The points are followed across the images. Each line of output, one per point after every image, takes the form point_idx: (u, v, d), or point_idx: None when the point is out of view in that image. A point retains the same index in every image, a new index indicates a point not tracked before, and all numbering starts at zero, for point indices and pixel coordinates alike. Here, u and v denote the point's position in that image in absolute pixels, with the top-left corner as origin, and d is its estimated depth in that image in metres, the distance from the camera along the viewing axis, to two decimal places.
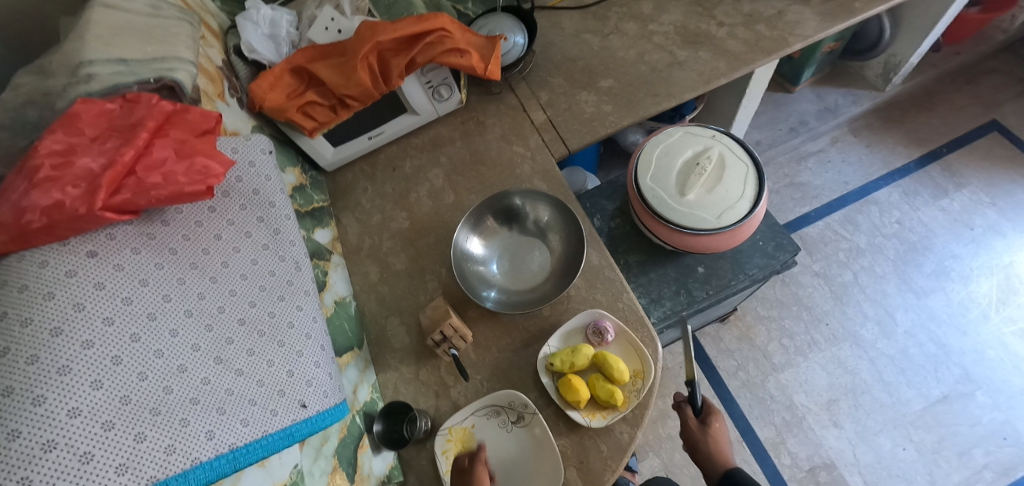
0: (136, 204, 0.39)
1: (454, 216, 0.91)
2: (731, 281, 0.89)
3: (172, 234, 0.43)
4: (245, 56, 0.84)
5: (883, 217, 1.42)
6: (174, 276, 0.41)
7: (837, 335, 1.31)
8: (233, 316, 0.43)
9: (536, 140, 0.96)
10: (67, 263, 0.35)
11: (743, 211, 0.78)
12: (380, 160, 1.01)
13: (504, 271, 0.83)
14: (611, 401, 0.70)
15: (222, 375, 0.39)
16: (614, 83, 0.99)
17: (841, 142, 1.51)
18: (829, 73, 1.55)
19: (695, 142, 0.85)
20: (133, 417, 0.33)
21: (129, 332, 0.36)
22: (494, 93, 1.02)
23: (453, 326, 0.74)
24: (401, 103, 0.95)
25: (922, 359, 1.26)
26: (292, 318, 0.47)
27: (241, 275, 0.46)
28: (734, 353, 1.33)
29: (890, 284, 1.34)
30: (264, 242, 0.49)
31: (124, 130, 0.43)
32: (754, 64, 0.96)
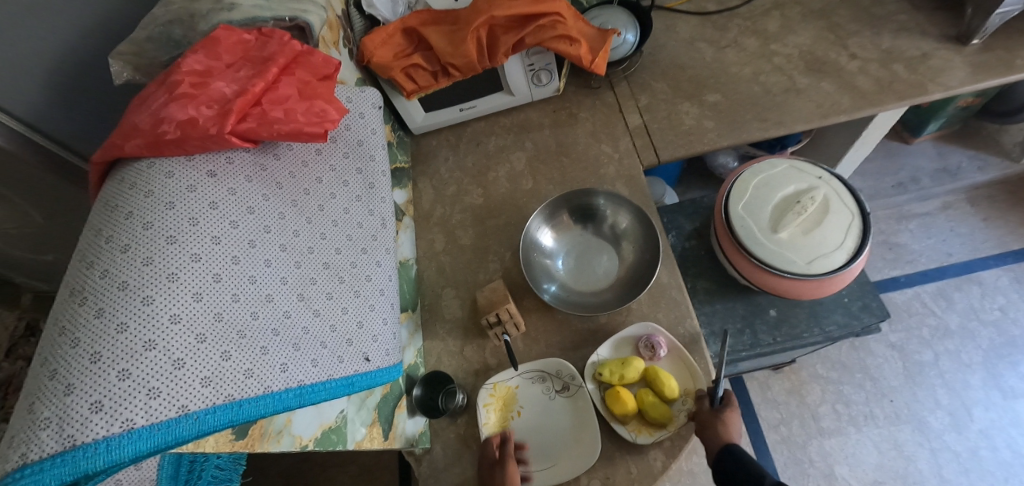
0: (258, 134, 0.40)
1: (528, 203, 0.90)
2: (802, 332, 0.83)
3: (282, 169, 0.44)
4: (362, 10, 0.87)
5: (984, 300, 1.27)
6: (276, 209, 0.42)
7: (900, 414, 1.20)
8: (320, 259, 0.44)
9: (626, 143, 0.93)
10: (189, 178, 0.37)
11: (838, 262, 0.72)
12: (466, 133, 1.01)
13: (568, 269, 0.81)
14: (659, 419, 0.67)
15: (301, 312, 0.40)
16: (720, 99, 0.93)
17: (953, 209, 1.37)
18: (958, 131, 1.39)
19: (798, 178, 0.79)
20: (223, 336, 0.34)
21: (231, 254, 0.37)
22: (592, 87, 1.00)
23: (509, 311, 0.75)
24: (499, 81, 0.95)
25: (994, 464, 1.14)
26: (369, 272, 0.48)
27: (333, 221, 0.47)
28: (780, 405, 1.25)
29: (975, 374, 1.21)
30: (358, 194, 0.50)
31: (256, 62, 0.44)
32: (882, 107, 0.88)
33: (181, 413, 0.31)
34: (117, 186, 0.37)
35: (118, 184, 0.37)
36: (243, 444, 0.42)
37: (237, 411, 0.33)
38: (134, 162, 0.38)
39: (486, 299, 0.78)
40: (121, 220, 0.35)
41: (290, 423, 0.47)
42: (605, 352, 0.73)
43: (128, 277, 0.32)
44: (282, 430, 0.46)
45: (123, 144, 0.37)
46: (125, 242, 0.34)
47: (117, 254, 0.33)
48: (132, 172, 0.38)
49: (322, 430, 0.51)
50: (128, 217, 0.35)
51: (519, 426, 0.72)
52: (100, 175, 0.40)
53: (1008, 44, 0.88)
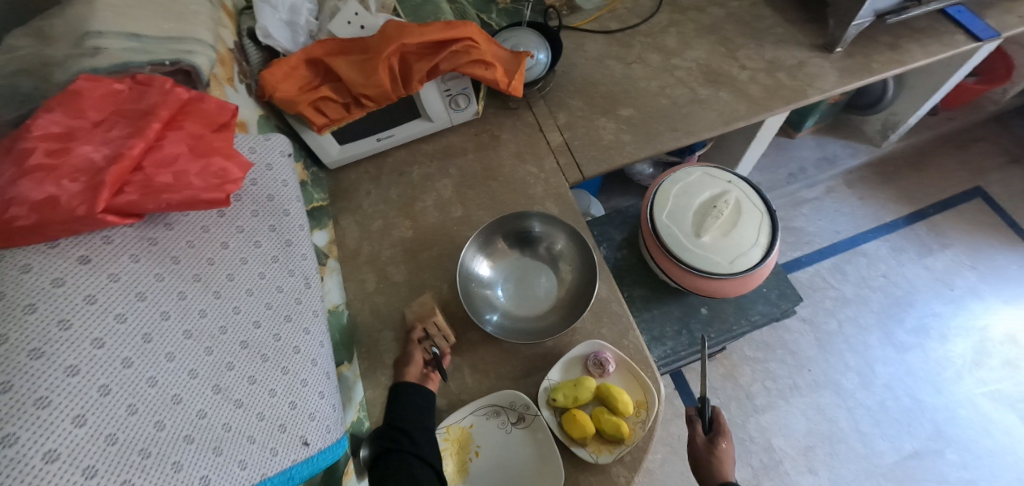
0: (143, 207, 0.35)
1: (461, 231, 0.88)
2: (733, 325, 0.88)
3: (175, 241, 0.38)
4: (258, 41, 0.80)
5: (870, 269, 1.45)
6: (174, 290, 0.36)
7: (818, 382, 1.32)
8: (235, 339, 0.39)
9: (551, 162, 0.94)
10: (56, 271, 0.31)
11: (756, 259, 0.77)
12: (387, 163, 0.97)
13: (509, 296, 0.80)
14: (617, 435, 0.67)
15: (219, 408, 0.35)
16: (634, 113, 0.97)
17: (836, 192, 1.54)
18: (830, 124, 1.58)
19: (712, 184, 0.84)
20: (120, 460, 0.29)
21: (120, 356, 0.31)
22: (511, 108, 1.00)
23: (438, 324, 0.75)
24: (416, 108, 0.92)
25: (898, 412, 1.29)
26: (298, 342, 0.43)
27: (246, 291, 0.41)
28: (718, 390, 1.33)
29: (872, 336, 1.37)
30: (274, 254, 0.45)
31: (133, 116, 0.38)
32: (773, 111, 0.96)
33: None
34: None
35: None
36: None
37: None
38: None
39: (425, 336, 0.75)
40: None
41: None
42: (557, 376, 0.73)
43: None
44: None
45: None
46: None
47: None
48: None
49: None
50: None
51: (478, 467, 0.70)
52: None
53: (864, 50, 1.01)
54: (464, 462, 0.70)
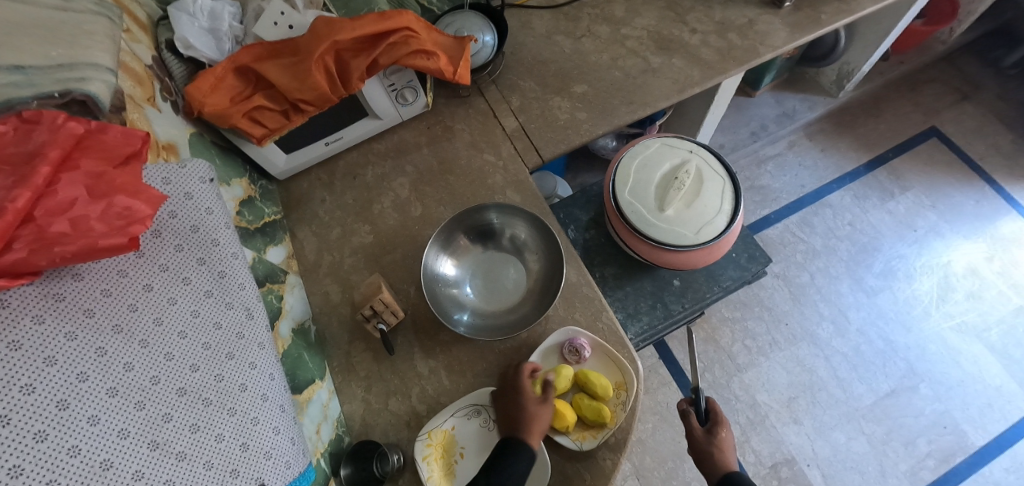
0: (37, 264, 0.33)
1: (422, 230, 0.85)
2: (705, 294, 0.88)
3: (86, 294, 0.39)
4: (180, 53, 0.74)
5: (836, 219, 1.47)
6: (93, 350, 0.37)
7: (796, 334, 1.35)
8: (169, 389, 0.40)
9: (507, 148, 0.91)
10: None
11: (721, 227, 0.77)
12: (339, 167, 0.93)
13: (478, 293, 0.78)
14: (598, 420, 0.67)
15: (156, 462, 0.37)
16: (588, 89, 0.95)
17: (798, 146, 1.55)
18: (787, 79, 1.58)
19: (672, 154, 0.82)
20: None
21: (38, 430, 0.33)
22: (462, 96, 0.96)
23: (384, 300, 0.72)
24: (361, 106, 0.87)
25: (872, 355, 1.33)
26: (244, 380, 0.44)
27: (177, 336, 0.43)
28: (701, 355, 1.35)
29: (843, 284, 1.40)
30: (207, 289, 0.46)
31: (19, 161, 0.35)
32: (727, 74, 0.95)
33: None
34: None
35: None
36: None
37: None
38: None
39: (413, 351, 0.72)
40: None
41: None
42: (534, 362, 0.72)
43: None
44: None
45: None
46: None
47: None
48: None
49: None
50: None
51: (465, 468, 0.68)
52: None
53: (811, 2, 1.00)
54: (449, 466, 0.69)
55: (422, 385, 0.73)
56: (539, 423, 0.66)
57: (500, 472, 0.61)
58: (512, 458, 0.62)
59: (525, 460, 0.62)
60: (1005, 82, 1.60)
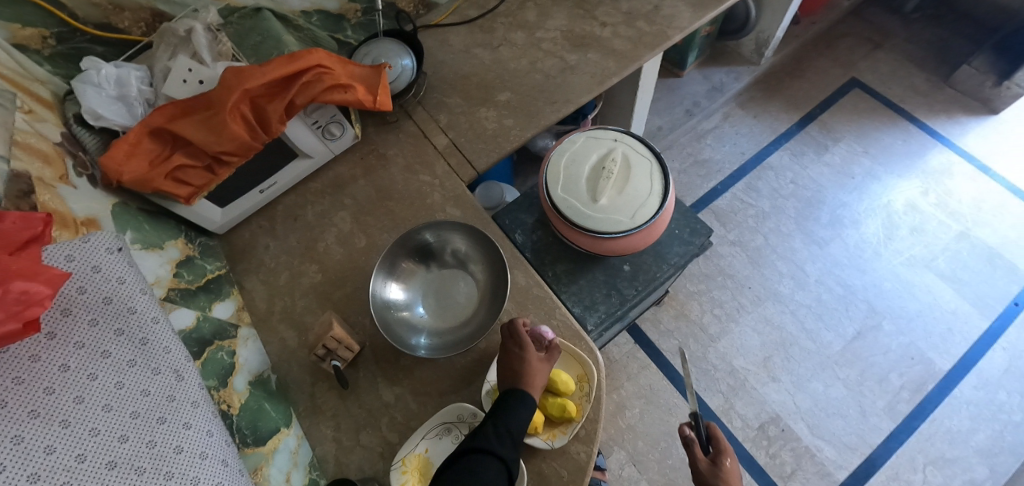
0: None
1: (369, 259, 0.85)
2: (656, 273, 0.90)
3: (8, 390, 0.42)
4: (90, 124, 0.74)
5: (779, 179, 1.53)
6: (18, 439, 0.40)
7: (760, 296, 1.39)
8: (102, 461, 0.43)
9: (442, 165, 0.92)
10: None
11: (654, 207, 0.80)
12: (279, 212, 0.93)
13: (431, 311, 0.78)
14: (565, 415, 0.68)
15: None
16: (511, 96, 0.97)
17: (732, 116, 1.61)
18: (711, 54, 1.64)
19: (598, 146, 0.84)
20: None
21: None
22: (390, 122, 0.97)
23: (336, 336, 0.73)
24: (289, 148, 0.87)
25: (834, 302, 1.38)
26: (178, 441, 0.48)
27: (105, 409, 0.46)
28: (674, 332, 1.38)
29: (795, 239, 1.45)
30: (131, 360, 0.50)
31: None
32: (640, 60, 0.99)
33: None
34: None
35: None
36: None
37: None
38: None
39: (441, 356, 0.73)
40: None
41: None
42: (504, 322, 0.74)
43: None
44: None
45: None
46: None
47: None
48: None
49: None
50: None
51: None
52: None
53: None
54: None
55: (390, 413, 0.73)
56: (539, 377, 0.67)
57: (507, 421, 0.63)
58: (515, 410, 0.63)
59: (527, 408, 0.64)
60: (911, 26, 1.70)
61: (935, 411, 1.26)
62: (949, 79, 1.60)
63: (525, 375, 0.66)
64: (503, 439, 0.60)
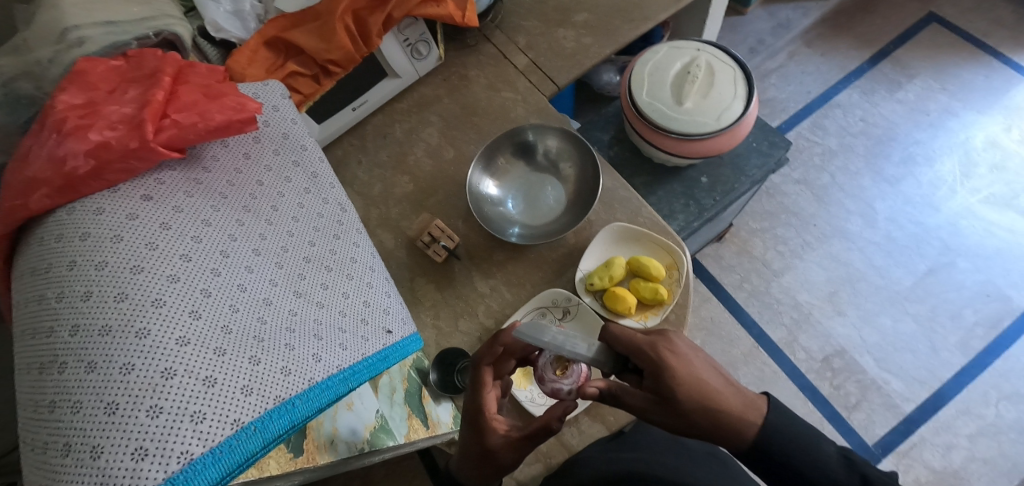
0: (185, 139, 0.37)
1: (457, 169, 0.90)
2: (733, 185, 0.93)
3: (217, 180, 0.40)
4: (212, 38, 0.80)
5: (848, 117, 1.49)
6: (231, 217, 0.38)
7: (826, 233, 1.38)
8: (298, 255, 0.41)
9: (523, 83, 0.96)
10: (125, 207, 0.33)
11: (739, 111, 0.81)
12: (369, 130, 0.97)
13: (521, 209, 0.84)
14: (657, 298, 0.72)
15: (305, 306, 0.37)
16: (588, 16, 0.99)
17: (798, 55, 1.57)
18: None
19: (681, 55, 0.86)
20: (241, 344, 0.31)
21: (209, 268, 0.34)
22: (470, 45, 1.01)
23: (439, 227, 0.80)
24: (381, 66, 0.92)
25: (905, 239, 1.35)
26: (353, 254, 0.45)
27: (292, 218, 0.43)
28: (736, 267, 1.39)
29: (864, 177, 1.42)
30: (305, 186, 0.46)
31: (141, 79, 0.41)
32: None
33: (236, 429, 0.28)
34: (37, 248, 0.33)
35: (41, 244, 0.33)
36: (305, 460, 0.43)
37: (293, 410, 0.31)
38: (45, 218, 0.34)
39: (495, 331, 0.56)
40: (64, 272, 0.31)
41: (337, 431, 0.49)
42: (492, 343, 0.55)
43: (109, 318, 0.28)
44: (334, 439, 0.48)
45: (24, 202, 0.33)
46: (84, 289, 0.30)
47: (79, 303, 0.29)
48: (50, 227, 0.33)
49: (372, 431, 0.51)
50: (73, 266, 0.31)
51: None
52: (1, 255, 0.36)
53: None
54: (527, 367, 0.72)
55: (486, 302, 0.78)
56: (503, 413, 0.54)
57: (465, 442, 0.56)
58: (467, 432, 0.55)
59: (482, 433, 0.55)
60: None
61: (1012, 348, 1.23)
62: None
63: (477, 459, 0.53)
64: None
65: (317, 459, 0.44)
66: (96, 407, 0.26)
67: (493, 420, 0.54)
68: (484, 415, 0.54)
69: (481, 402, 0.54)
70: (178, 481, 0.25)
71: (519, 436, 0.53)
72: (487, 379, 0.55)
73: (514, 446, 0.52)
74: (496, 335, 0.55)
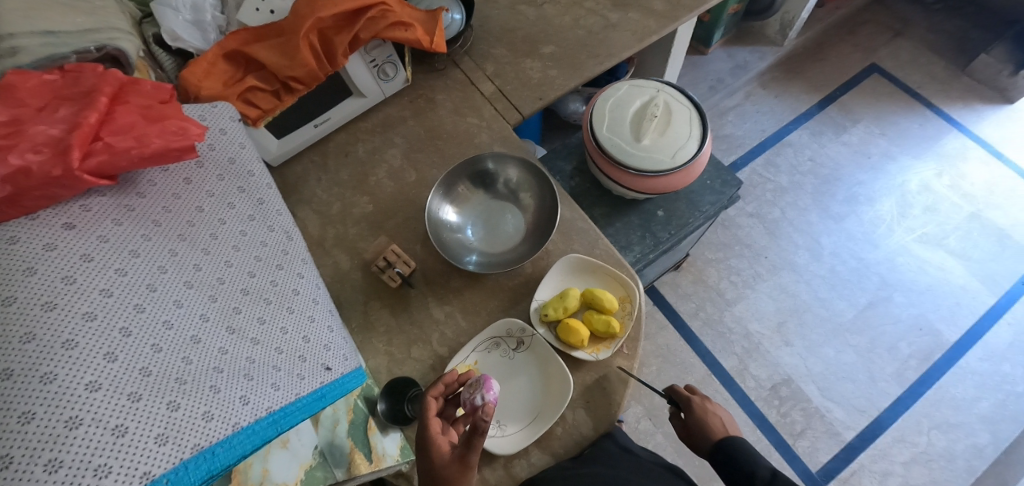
0: (116, 166, 0.35)
1: (419, 193, 0.89)
2: (688, 219, 0.96)
3: (152, 206, 0.39)
4: (169, 46, 0.79)
5: (798, 156, 1.57)
6: (164, 247, 0.37)
7: (776, 265, 1.44)
8: (235, 287, 0.39)
9: (489, 110, 0.97)
10: (43, 236, 0.32)
11: (694, 150, 0.84)
12: (330, 148, 0.96)
13: (480, 236, 0.84)
14: (609, 331, 0.73)
15: (237, 343, 0.36)
16: (555, 50, 1.02)
17: (754, 96, 1.66)
18: (735, 34, 1.68)
19: (641, 93, 0.89)
20: (160, 387, 0.29)
21: (132, 303, 0.32)
22: (438, 69, 1.01)
23: (396, 252, 0.79)
24: (346, 85, 0.92)
25: (848, 274, 1.43)
26: (295, 285, 0.44)
27: (232, 247, 0.42)
28: (692, 295, 1.43)
29: (812, 214, 1.50)
30: (249, 213, 0.45)
31: (77, 98, 0.39)
32: (679, 21, 1.03)
33: (147, 482, 0.26)
34: None
35: None
36: None
37: (212, 458, 0.29)
38: None
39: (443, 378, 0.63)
40: None
41: (268, 472, 0.52)
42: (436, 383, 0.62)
43: (9, 362, 0.26)
44: (263, 480, 0.52)
45: None
46: None
47: None
48: None
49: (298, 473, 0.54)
50: None
51: None
52: None
53: None
54: None
55: (441, 330, 0.77)
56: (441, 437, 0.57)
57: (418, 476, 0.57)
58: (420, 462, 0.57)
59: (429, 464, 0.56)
60: (931, 16, 1.74)
61: (941, 379, 1.31)
62: (966, 68, 1.64)
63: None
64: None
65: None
66: None
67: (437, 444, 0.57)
68: (431, 445, 0.57)
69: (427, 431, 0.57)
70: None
71: (462, 450, 0.55)
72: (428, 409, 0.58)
73: (460, 461, 0.55)
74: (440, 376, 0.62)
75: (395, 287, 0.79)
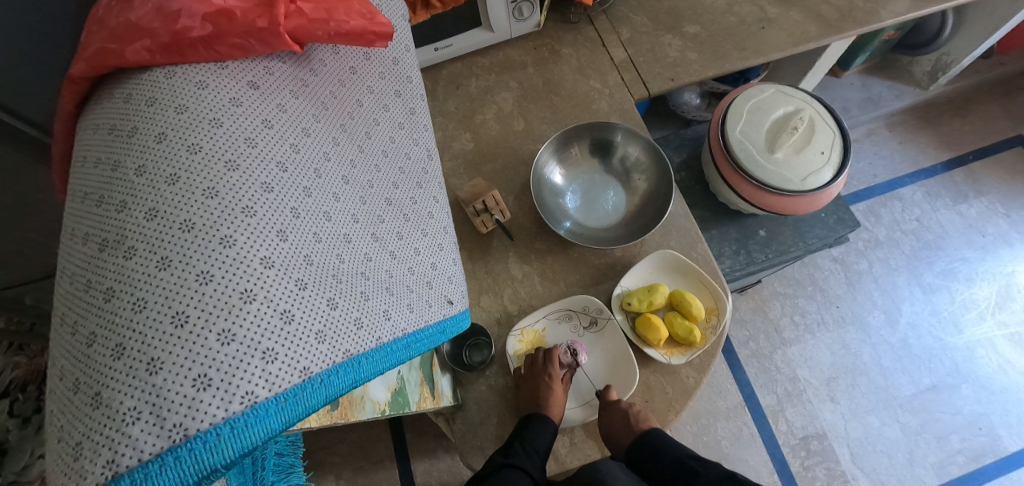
0: (310, 34, 0.32)
1: (523, 143, 0.85)
2: (790, 248, 0.90)
3: (322, 87, 0.36)
4: None
5: (904, 213, 1.45)
6: (330, 134, 0.35)
7: (845, 318, 1.36)
8: (382, 195, 0.37)
9: (614, 77, 0.91)
10: (229, 90, 0.30)
11: (828, 178, 0.76)
12: (443, 76, 0.92)
13: (578, 205, 0.81)
14: (690, 338, 0.69)
15: (381, 254, 0.34)
16: (700, 31, 0.94)
17: (875, 135, 1.53)
18: (877, 63, 1.52)
19: (786, 101, 0.82)
20: (321, 281, 0.28)
21: (301, 185, 0.30)
22: (571, 22, 0.95)
23: (496, 198, 0.75)
24: (477, 14, 0.87)
25: (919, 350, 1.33)
26: (430, 209, 0.41)
27: (382, 151, 0.39)
28: (747, 323, 1.37)
29: (900, 276, 1.39)
30: (400, 120, 0.42)
31: None
32: (844, 34, 0.93)
33: (303, 378, 0.25)
34: (122, 104, 0.29)
35: (125, 101, 0.29)
36: (339, 414, 0.50)
37: (356, 369, 0.28)
38: (139, 73, 0.29)
39: (534, 359, 0.71)
40: (149, 143, 0.27)
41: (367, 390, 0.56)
42: (544, 365, 0.70)
43: (192, 214, 0.25)
44: (363, 396, 0.55)
45: (121, 49, 0.29)
46: (169, 170, 0.26)
47: (162, 185, 0.25)
48: (141, 84, 0.29)
49: (391, 394, 0.59)
50: (159, 139, 0.27)
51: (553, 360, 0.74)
52: (76, 98, 0.32)
53: None
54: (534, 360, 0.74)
55: (515, 287, 0.74)
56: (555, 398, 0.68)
57: (528, 442, 0.62)
58: (537, 430, 0.63)
59: (549, 429, 0.65)
60: None
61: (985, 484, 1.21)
62: None
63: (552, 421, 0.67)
64: (531, 455, 0.62)
65: (349, 416, 0.51)
66: (161, 315, 0.22)
67: (555, 384, 0.69)
68: (548, 399, 0.67)
69: (552, 371, 0.69)
70: (237, 424, 0.23)
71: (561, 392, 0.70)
72: (548, 381, 0.68)
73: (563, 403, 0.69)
74: (542, 359, 0.70)
75: (485, 233, 0.76)
